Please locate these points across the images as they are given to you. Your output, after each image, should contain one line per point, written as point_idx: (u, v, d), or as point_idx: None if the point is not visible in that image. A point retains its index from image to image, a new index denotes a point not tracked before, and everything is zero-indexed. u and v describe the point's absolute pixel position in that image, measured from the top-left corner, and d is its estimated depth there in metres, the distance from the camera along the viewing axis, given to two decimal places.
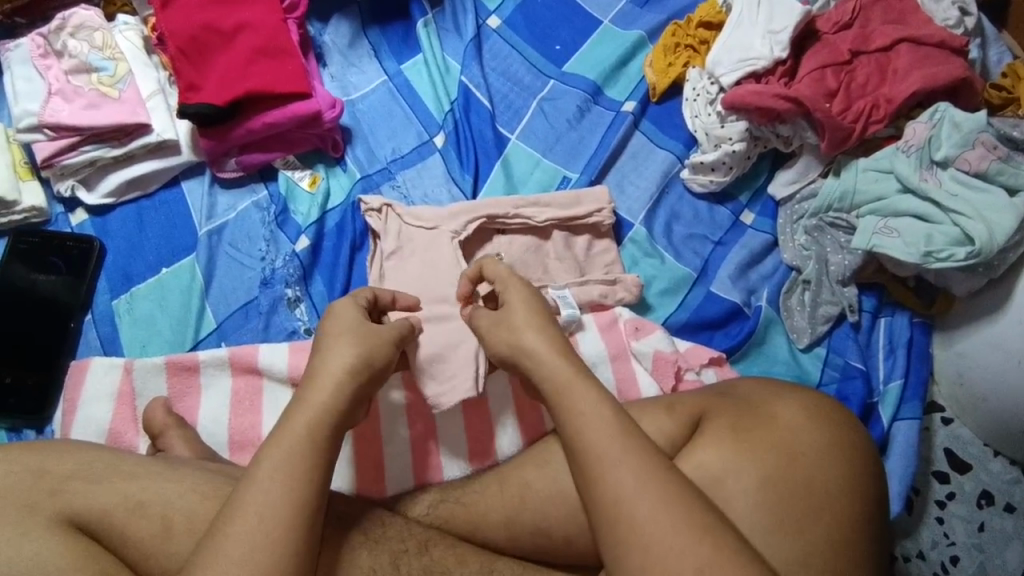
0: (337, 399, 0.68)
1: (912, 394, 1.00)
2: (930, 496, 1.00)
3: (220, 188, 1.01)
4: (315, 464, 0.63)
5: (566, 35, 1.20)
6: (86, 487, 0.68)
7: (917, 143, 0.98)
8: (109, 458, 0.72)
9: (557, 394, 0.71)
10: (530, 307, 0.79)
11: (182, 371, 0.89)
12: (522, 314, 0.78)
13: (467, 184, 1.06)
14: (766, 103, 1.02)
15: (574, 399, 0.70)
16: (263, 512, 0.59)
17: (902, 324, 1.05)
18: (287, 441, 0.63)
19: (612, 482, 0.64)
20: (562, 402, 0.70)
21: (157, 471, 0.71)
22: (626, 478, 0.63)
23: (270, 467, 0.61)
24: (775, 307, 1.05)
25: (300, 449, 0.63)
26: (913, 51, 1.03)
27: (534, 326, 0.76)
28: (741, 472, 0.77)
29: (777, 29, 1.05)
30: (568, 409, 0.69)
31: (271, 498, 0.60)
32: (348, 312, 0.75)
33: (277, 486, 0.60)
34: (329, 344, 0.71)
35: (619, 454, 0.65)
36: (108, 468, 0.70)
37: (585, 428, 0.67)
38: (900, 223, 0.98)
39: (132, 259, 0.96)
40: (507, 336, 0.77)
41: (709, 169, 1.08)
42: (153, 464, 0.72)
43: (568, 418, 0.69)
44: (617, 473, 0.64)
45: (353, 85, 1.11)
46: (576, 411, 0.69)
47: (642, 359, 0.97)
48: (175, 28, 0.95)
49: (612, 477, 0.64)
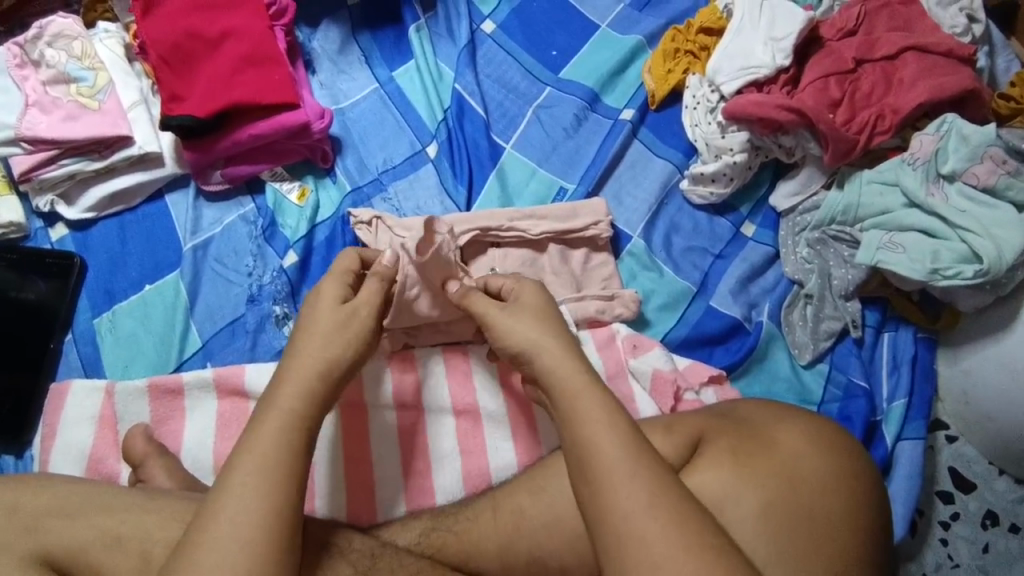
0: (309, 402, 0.67)
1: (917, 414, 0.98)
2: (934, 517, 0.99)
3: (205, 201, 0.98)
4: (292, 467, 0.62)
5: (563, 40, 1.16)
6: (63, 523, 0.68)
7: (923, 156, 0.95)
8: (91, 496, 0.71)
9: (562, 401, 0.68)
10: (538, 314, 0.76)
11: (164, 395, 0.86)
12: (525, 315, 0.76)
13: (460, 197, 1.02)
14: (769, 114, 0.98)
15: (578, 408, 0.66)
16: (236, 516, 0.59)
17: (906, 339, 1.02)
18: (265, 445, 0.62)
19: (622, 497, 0.60)
20: (566, 406, 0.67)
21: (134, 503, 0.71)
22: (638, 494, 0.60)
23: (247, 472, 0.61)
24: (776, 322, 1.03)
25: (284, 478, 0.61)
26: (920, 59, 1.00)
27: (530, 319, 0.75)
28: (741, 496, 0.75)
29: (779, 36, 1.02)
30: (573, 423, 0.66)
31: (247, 500, 0.59)
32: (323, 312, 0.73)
33: (257, 493, 0.59)
34: (312, 340, 0.70)
35: (631, 469, 0.62)
36: (93, 506, 0.70)
37: (589, 443, 0.64)
38: (906, 238, 0.95)
39: (114, 276, 0.93)
40: (511, 338, 0.75)
41: (710, 179, 1.05)
42: (130, 497, 0.71)
43: (573, 430, 0.66)
44: (628, 487, 0.61)
45: (343, 93, 1.08)
46: (581, 422, 0.65)
47: (640, 379, 0.95)
48: (156, 36, 0.92)
49: (624, 490, 0.61)
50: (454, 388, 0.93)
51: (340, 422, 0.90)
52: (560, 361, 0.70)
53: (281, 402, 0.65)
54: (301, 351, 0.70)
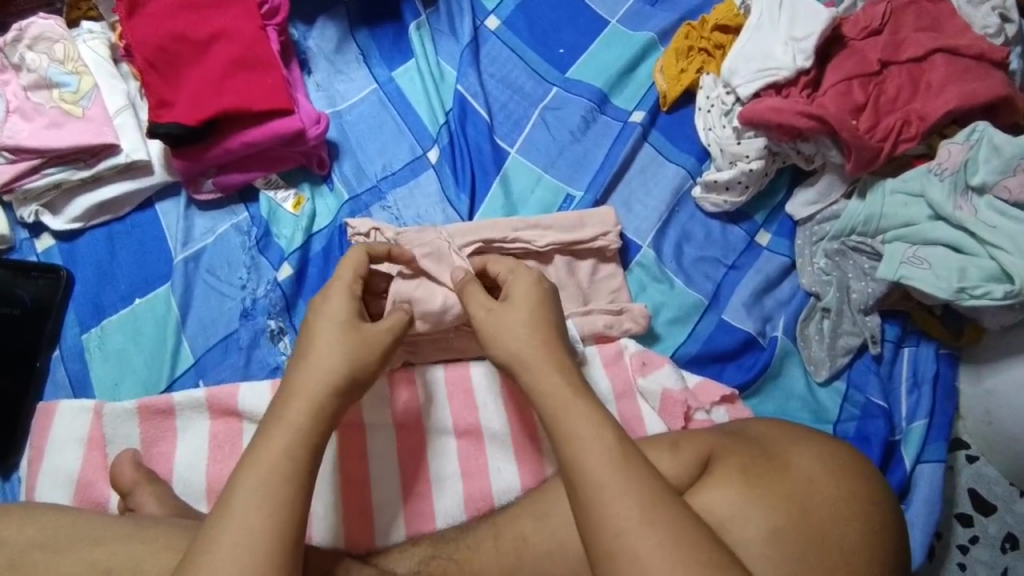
0: (318, 420, 0.64)
1: (938, 435, 0.94)
2: (952, 541, 0.96)
3: (197, 210, 0.94)
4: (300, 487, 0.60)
5: (571, 37, 1.11)
6: (48, 559, 0.65)
7: (951, 167, 0.90)
8: (79, 525, 0.68)
9: (553, 412, 0.66)
10: (538, 319, 0.73)
11: (155, 416, 0.83)
12: (522, 314, 0.73)
13: (463, 206, 0.98)
14: (788, 121, 0.93)
15: (571, 423, 0.64)
16: (240, 543, 0.56)
17: (927, 355, 0.98)
18: (273, 462, 0.60)
19: (614, 513, 0.58)
20: (555, 418, 0.65)
21: (125, 531, 0.67)
22: (630, 510, 0.58)
23: (250, 494, 0.58)
24: (792, 338, 0.98)
25: (272, 513, 0.58)
26: (949, 63, 0.94)
27: (524, 320, 0.73)
28: (748, 516, 0.72)
29: (800, 36, 0.96)
30: (565, 437, 0.64)
31: (251, 524, 0.57)
32: (320, 326, 0.69)
33: (260, 517, 0.57)
34: (319, 350, 0.68)
35: (622, 484, 0.60)
36: (80, 538, 0.67)
37: (579, 457, 0.62)
38: (931, 253, 0.90)
39: (102, 289, 0.90)
40: (504, 340, 0.72)
41: (724, 187, 1.01)
42: (119, 527, 0.68)
43: (567, 447, 0.63)
44: (621, 503, 0.58)
45: (340, 94, 1.03)
46: (574, 437, 0.63)
47: (649, 398, 0.91)
48: (141, 38, 0.87)
49: (615, 507, 0.59)
50: (456, 407, 0.90)
51: (339, 441, 0.87)
52: (550, 370, 0.69)
53: (288, 416, 0.63)
54: (311, 363, 0.67)
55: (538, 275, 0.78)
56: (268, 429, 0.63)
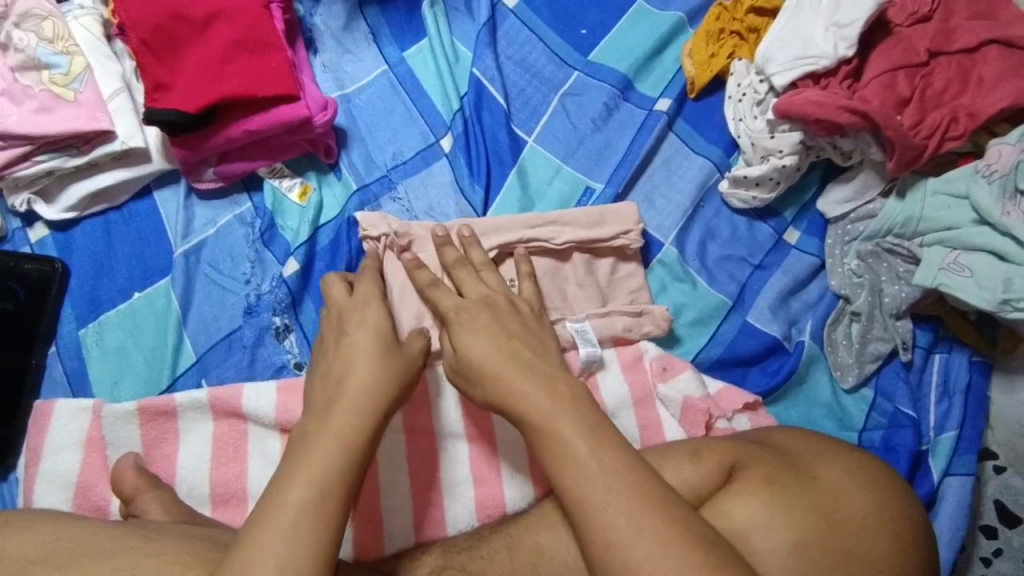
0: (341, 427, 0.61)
1: (968, 447, 0.90)
2: (975, 553, 0.93)
3: (198, 200, 0.90)
4: (327, 510, 0.56)
5: (593, 17, 1.04)
6: None
7: (1001, 169, 0.84)
8: (70, 529, 0.62)
9: (544, 414, 0.61)
10: (508, 352, 0.67)
11: (157, 417, 0.80)
12: (487, 356, 0.67)
13: (478, 198, 0.93)
14: (828, 115, 0.86)
15: (563, 441, 0.59)
16: (285, 564, 0.53)
17: (960, 362, 0.93)
18: (308, 471, 0.58)
19: (603, 522, 0.55)
20: (549, 428, 0.60)
21: (132, 544, 0.61)
22: (618, 519, 0.55)
23: (300, 514, 0.55)
24: (819, 342, 0.94)
25: (314, 533, 0.55)
26: (1004, 55, 0.87)
27: (500, 354, 0.67)
28: (772, 525, 0.66)
29: (844, 21, 0.89)
30: (563, 440, 0.59)
31: (297, 544, 0.54)
32: (361, 340, 0.67)
33: (281, 533, 0.54)
34: (365, 366, 0.65)
35: (608, 489, 0.56)
36: (69, 539, 0.61)
37: (570, 463, 0.58)
38: (973, 260, 0.85)
39: (99, 282, 0.86)
40: (480, 390, 0.67)
41: (753, 183, 0.95)
42: (128, 537, 0.62)
43: (563, 449, 0.59)
44: (609, 513, 0.55)
45: (348, 76, 0.98)
46: (567, 444, 0.59)
47: (668, 405, 0.87)
48: (138, 17, 0.82)
49: (605, 514, 0.55)
50: (467, 411, 0.86)
51: None
52: (544, 382, 0.64)
53: (336, 429, 0.61)
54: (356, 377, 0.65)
55: (481, 308, 0.73)
56: (304, 443, 0.60)
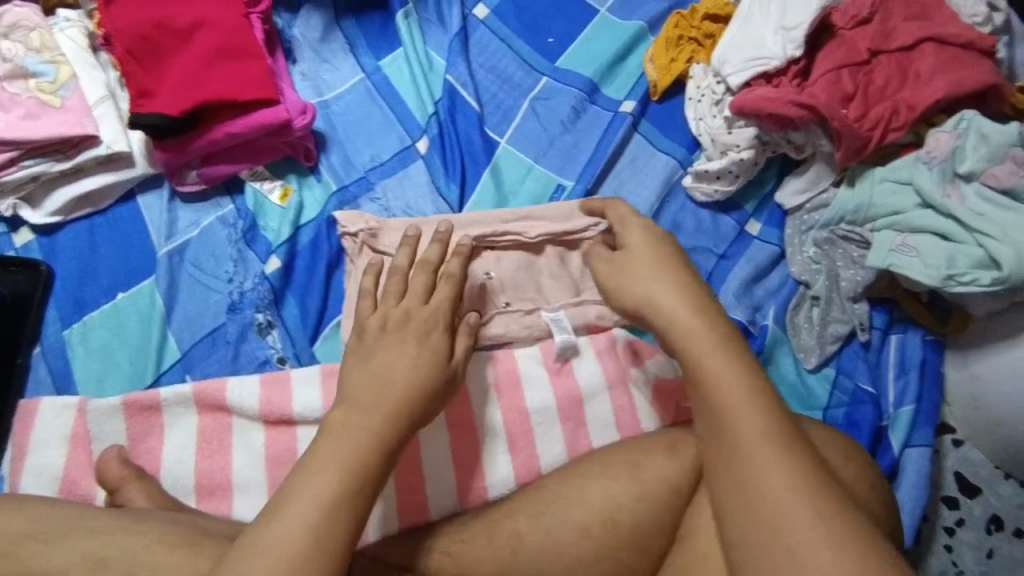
0: (371, 415, 0.64)
1: (925, 419, 0.95)
2: (939, 523, 0.97)
3: (181, 202, 0.92)
4: (351, 486, 0.59)
5: (560, 27, 1.10)
6: (44, 549, 0.61)
7: (940, 155, 0.92)
8: (57, 511, 0.64)
9: (701, 354, 0.60)
10: (660, 259, 0.67)
11: (141, 411, 0.81)
12: (645, 263, 0.67)
13: (453, 195, 0.97)
14: (778, 110, 0.93)
15: (727, 377, 0.58)
16: (311, 529, 0.56)
17: (915, 342, 0.99)
18: (341, 455, 0.60)
19: (769, 479, 0.54)
20: (700, 365, 0.60)
21: (119, 523, 0.63)
22: (780, 480, 0.54)
23: (334, 495, 0.58)
24: (782, 326, 0.98)
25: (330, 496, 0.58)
26: (938, 52, 0.94)
27: (657, 265, 0.67)
28: None
29: (791, 24, 0.96)
30: (718, 388, 0.58)
31: (320, 515, 0.57)
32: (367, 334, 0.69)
33: (310, 508, 0.57)
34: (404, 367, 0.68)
35: (776, 452, 0.55)
36: (58, 519, 0.63)
37: (728, 411, 0.57)
38: (919, 241, 0.91)
39: (84, 284, 0.88)
40: (631, 295, 0.66)
41: (714, 177, 1.01)
42: (115, 516, 0.63)
43: (719, 397, 0.58)
44: (775, 471, 0.54)
45: (327, 84, 1.02)
46: (727, 387, 0.58)
47: (642, 388, 0.90)
48: (124, 27, 0.86)
49: (771, 473, 0.54)
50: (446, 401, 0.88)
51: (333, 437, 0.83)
52: (699, 305, 0.63)
53: (358, 421, 0.63)
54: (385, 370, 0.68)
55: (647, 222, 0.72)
56: (337, 431, 0.62)
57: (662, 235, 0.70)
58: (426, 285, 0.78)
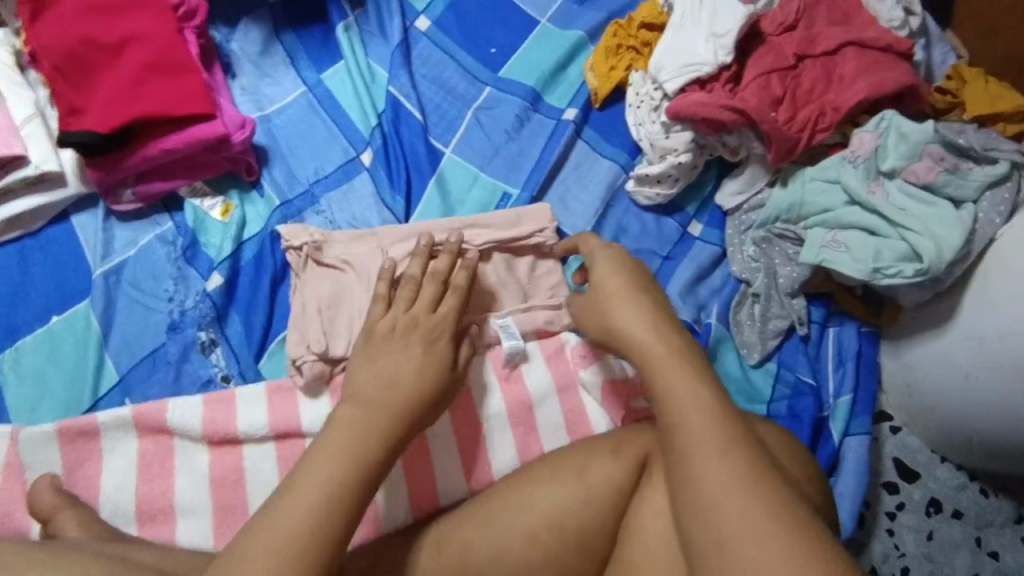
0: (376, 411, 0.64)
1: (863, 408, 0.98)
2: (881, 509, 1.01)
3: (117, 221, 0.90)
4: (359, 479, 0.58)
5: (501, 37, 1.12)
6: None
7: (864, 154, 0.96)
8: None
9: (655, 361, 0.61)
10: (625, 279, 0.70)
11: (78, 437, 0.79)
12: (611, 284, 0.70)
13: (399, 207, 0.97)
14: (711, 114, 0.96)
15: (676, 381, 0.59)
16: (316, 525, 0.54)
17: (851, 333, 1.03)
18: (352, 446, 0.60)
19: (709, 473, 0.53)
20: (652, 370, 0.61)
21: (48, 552, 0.61)
22: (720, 471, 0.53)
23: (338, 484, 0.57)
24: (725, 323, 1.01)
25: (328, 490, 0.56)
26: (859, 55, 0.99)
27: (622, 283, 0.69)
28: None
29: (721, 32, 0.99)
30: (667, 391, 0.59)
31: (323, 507, 0.55)
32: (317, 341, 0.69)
33: (315, 498, 0.55)
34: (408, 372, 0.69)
35: (721, 445, 0.55)
36: None
37: (674, 410, 0.58)
38: (848, 237, 0.95)
39: (15, 308, 0.85)
40: (596, 318, 0.69)
41: (655, 180, 1.03)
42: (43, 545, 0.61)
43: (666, 398, 0.59)
44: (715, 463, 0.54)
45: (267, 98, 1.01)
46: (674, 389, 0.59)
47: (590, 390, 0.92)
48: (51, 45, 0.84)
49: (711, 466, 0.54)
50: None
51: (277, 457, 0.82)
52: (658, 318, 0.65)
53: (362, 414, 0.63)
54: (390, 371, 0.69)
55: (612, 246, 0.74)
56: (345, 424, 0.61)
57: (627, 257, 0.73)
58: (435, 295, 0.78)
